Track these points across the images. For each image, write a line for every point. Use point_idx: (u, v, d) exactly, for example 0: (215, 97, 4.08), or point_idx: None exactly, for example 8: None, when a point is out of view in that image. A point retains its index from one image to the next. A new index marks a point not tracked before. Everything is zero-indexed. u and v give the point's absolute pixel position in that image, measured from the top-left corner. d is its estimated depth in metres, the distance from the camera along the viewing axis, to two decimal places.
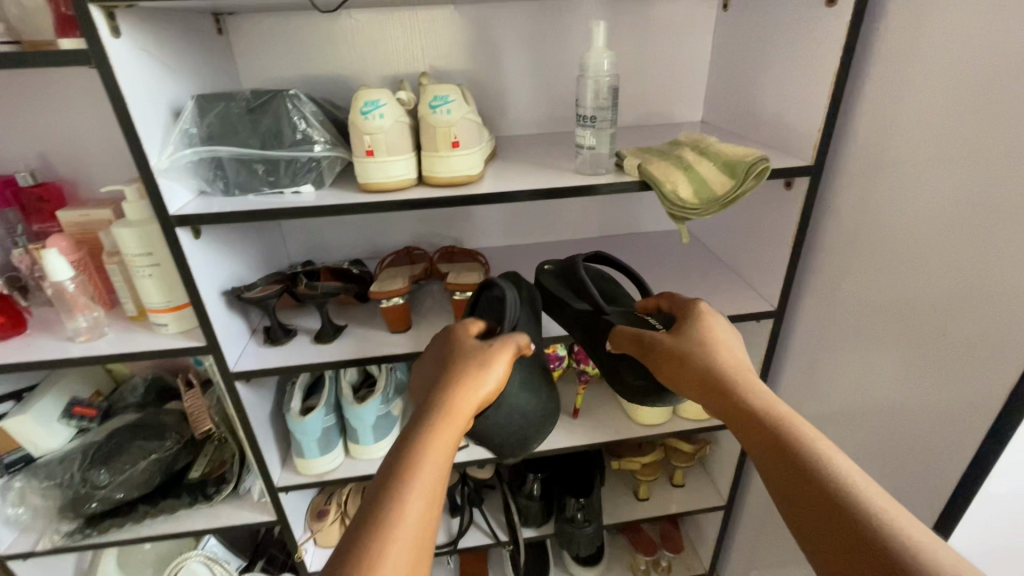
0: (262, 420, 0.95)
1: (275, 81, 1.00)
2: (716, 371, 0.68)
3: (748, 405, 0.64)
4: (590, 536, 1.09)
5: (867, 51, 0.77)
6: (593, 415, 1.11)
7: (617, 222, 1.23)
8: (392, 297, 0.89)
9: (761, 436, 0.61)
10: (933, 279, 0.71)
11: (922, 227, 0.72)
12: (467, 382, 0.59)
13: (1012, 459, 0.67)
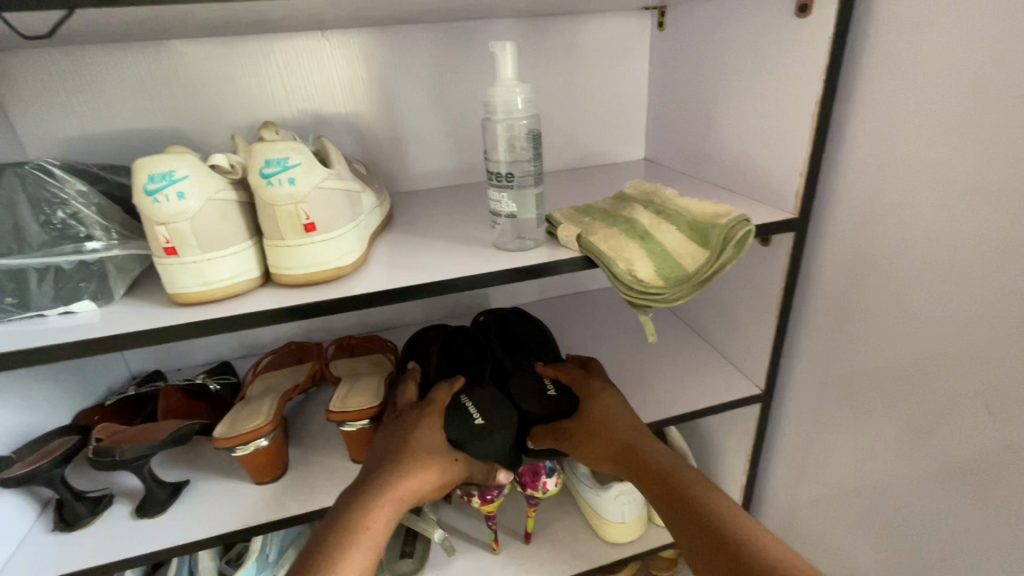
0: None
1: (75, 141, 0.72)
2: (629, 443, 0.63)
3: (654, 472, 0.60)
4: None
5: (852, 73, 0.61)
6: (553, 536, 0.87)
7: (558, 284, 1.02)
8: (250, 442, 0.62)
9: (678, 509, 0.57)
10: (982, 359, 0.54)
11: (957, 290, 0.55)
12: (403, 480, 0.55)
13: None
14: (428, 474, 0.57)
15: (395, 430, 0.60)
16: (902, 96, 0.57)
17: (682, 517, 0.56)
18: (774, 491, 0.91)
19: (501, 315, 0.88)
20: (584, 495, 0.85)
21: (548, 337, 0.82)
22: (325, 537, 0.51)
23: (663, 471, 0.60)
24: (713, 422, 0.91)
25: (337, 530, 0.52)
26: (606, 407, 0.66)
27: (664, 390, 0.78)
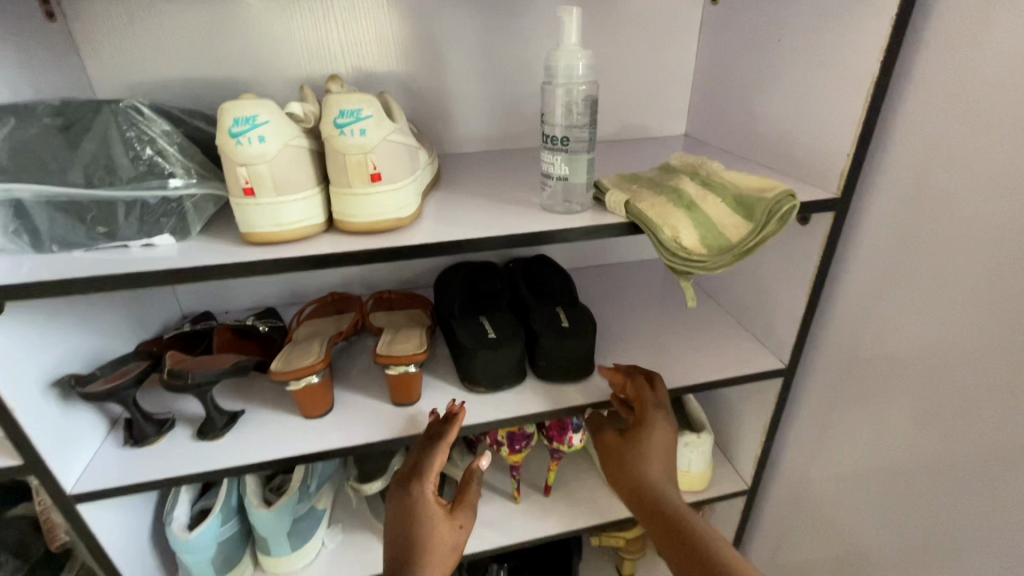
0: (131, 543, 0.71)
1: (141, 86, 0.76)
2: (663, 472, 0.69)
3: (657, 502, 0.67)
4: None
5: (910, 55, 0.61)
6: (570, 490, 0.92)
7: (589, 254, 1.05)
8: (302, 377, 0.67)
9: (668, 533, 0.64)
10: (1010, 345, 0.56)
11: (994, 278, 0.56)
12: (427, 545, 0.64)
13: None
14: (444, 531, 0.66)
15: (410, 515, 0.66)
16: (960, 73, 0.56)
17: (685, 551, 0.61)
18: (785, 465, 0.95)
19: (526, 264, 0.91)
20: None
21: (569, 283, 0.86)
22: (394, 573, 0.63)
23: (675, 506, 0.65)
24: (732, 396, 0.95)
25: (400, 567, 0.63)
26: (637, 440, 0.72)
27: (689, 361, 0.81)
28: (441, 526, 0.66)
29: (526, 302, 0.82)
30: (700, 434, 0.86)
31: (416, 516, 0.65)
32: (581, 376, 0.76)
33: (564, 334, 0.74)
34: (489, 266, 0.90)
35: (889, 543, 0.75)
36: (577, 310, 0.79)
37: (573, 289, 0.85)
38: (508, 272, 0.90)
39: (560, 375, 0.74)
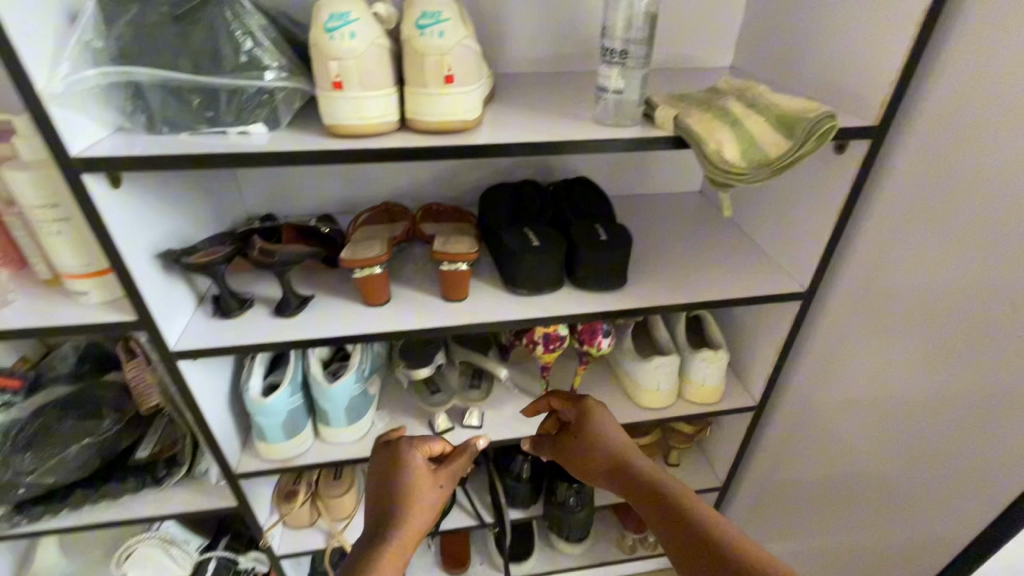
0: (214, 402, 0.82)
1: None
2: (620, 468, 0.76)
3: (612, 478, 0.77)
4: (582, 520, 1.04)
5: None
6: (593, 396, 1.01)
7: (626, 184, 1.09)
8: (367, 267, 0.75)
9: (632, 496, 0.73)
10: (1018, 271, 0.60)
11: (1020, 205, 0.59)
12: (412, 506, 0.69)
13: None
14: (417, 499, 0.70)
15: (387, 492, 0.71)
16: None
17: (664, 520, 0.68)
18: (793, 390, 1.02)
19: (567, 185, 0.97)
20: (625, 368, 0.99)
21: (609, 204, 0.91)
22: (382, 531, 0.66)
23: (646, 483, 0.73)
24: (750, 324, 1.01)
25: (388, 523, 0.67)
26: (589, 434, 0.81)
27: (714, 282, 0.86)
28: (415, 494, 0.70)
29: (567, 218, 0.88)
30: (716, 351, 0.94)
31: (391, 492, 0.70)
32: (613, 287, 0.83)
33: (602, 246, 0.80)
34: (532, 185, 0.95)
35: (880, 457, 0.82)
36: (614, 226, 0.85)
37: (612, 211, 0.91)
38: (550, 191, 0.95)
39: (594, 283, 0.82)
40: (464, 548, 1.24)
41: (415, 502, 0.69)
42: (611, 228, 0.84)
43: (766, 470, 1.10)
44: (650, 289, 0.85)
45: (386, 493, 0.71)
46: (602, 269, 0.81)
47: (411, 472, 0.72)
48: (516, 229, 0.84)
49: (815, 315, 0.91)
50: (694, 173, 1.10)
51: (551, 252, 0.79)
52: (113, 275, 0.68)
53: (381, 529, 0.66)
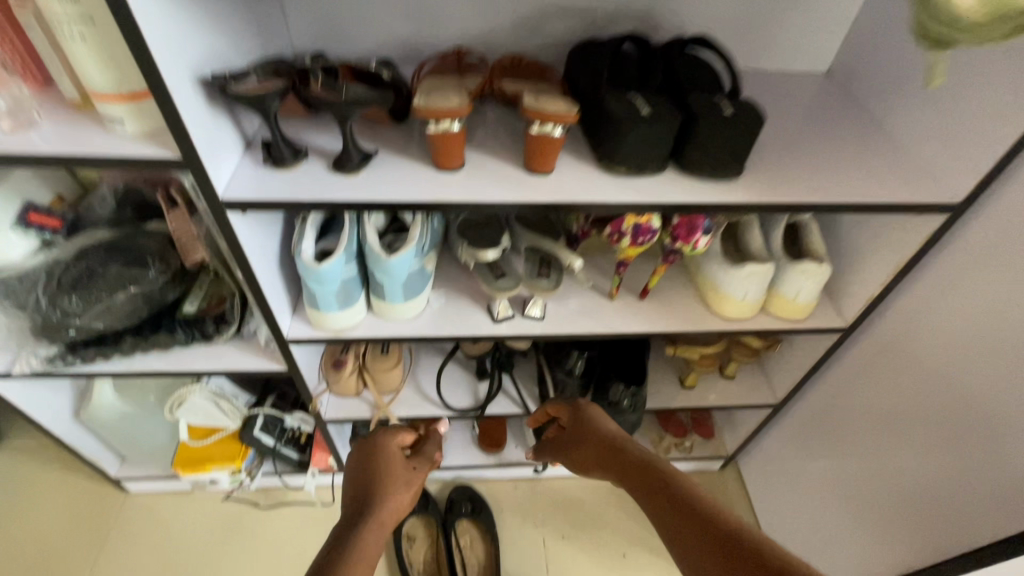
0: (264, 263, 0.75)
1: None
2: (601, 455, 0.87)
3: (612, 462, 0.85)
4: (631, 422, 1.01)
5: None
6: (666, 299, 0.93)
7: (741, 54, 0.90)
8: (443, 121, 0.63)
9: (634, 471, 0.81)
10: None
11: None
12: (391, 484, 0.78)
13: None
14: (394, 481, 0.79)
15: (376, 467, 0.81)
16: None
17: (642, 488, 0.79)
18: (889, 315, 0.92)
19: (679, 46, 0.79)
20: (707, 273, 0.89)
21: (731, 73, 0.74)
22: (369, 499, 0.75)
23: (627, 460, 0.83)
24: (860, 238, 0.88)
25: (373, 496, 0.76)
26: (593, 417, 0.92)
27: (845, 185, 0.72)
28: (397, 472, 0.80)
29: (680, 86, 0.72)
30: (819, 265, 0.83)
31: (382, 467, 0.81)
32: (727, 175, 0.70)
33: (725, 123, 0.66)
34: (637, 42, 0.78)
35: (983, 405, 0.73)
36: (739, 101, 0.70)
37: (734, 82, 0.74)
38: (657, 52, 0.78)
39: (706, 168, 0.69)
40: (501, 429, 1.25)
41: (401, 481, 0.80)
42: (736, 101, 0.69)
43: (832, 396, 1.03)
44: (768, 183, 0.72)
45: (374, 468, 0.81)
46: (719, 152, 0.67)
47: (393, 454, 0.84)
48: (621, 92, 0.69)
49: (951, 235, 0.78)
50: (828, 47, 0.90)
51: (663, 123, 0.65)
52: (151, 101, 0.58)
53: (372, 496, 0.76)
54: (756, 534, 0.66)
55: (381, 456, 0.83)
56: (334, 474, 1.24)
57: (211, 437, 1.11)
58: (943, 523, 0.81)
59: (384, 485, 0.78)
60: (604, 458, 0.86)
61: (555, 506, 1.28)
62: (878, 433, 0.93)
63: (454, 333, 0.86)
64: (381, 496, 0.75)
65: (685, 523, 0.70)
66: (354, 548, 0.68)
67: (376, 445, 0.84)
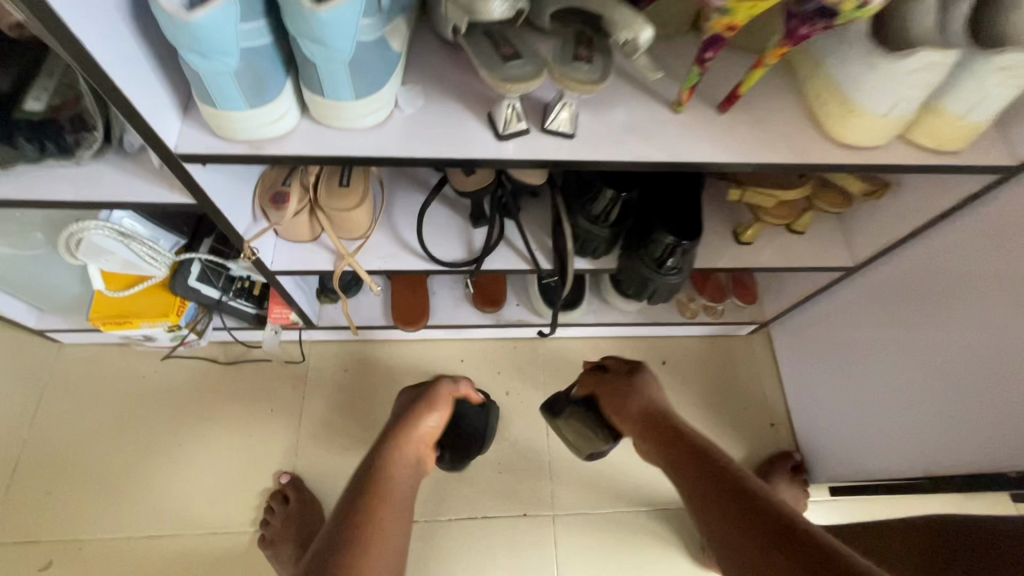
0: (87, 7, 0.41)
1: None
2: (668, 437, 0.74)
3: (684, 440, 0.72)
4: (669, 287, 0.78)
5: None
6: (758, 115, 0.61)
7: None
8: None
9: (697, 464, 0.67)
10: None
11: None
12: (397, 444, 0.74)
13: None
14: (403, 437, 0.75)
15: (418, 403, 0.80)
16: None
17: (674, 453, 0.71)
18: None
19: None
20: (841, 73, 0.56)
21: None
22: (371, 470, 0.71)
23: (698, 449, 0.69)
24: None
25: (374, 468, 0.71)
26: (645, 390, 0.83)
27: None
28: (406, 426, 0.76)
29: None
30: None
31: (406, 419, 0.77)
32: None
33: None
34: None
35: None
36: None
37: None
38: None
39: None
40: (500, 290, 1.02)
41: (445, 412, 0.80)
42: None
43: (941, 262, 0.78)
44: None
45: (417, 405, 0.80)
46: None
47: (443, 389, 0.82)
48: None
49: None
50: None
51: None
52: None
53: (390, 462, 0.72)
54: (831, 540, 0.52)
55: (401, 418, 0.79)
56: (301, 330, 1.04)
57: (134, 287, 0.87)
58: None
59: (393, 451, 0.73)
60: (674, 437, 0.73)
61: (558, 370, 1.13)
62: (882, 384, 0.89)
63: (436, 155, 0.56)
64: (383, 464, 0.71)
65: (736, 520, 0.58)
66: (352, 522, 0.62)
67: (409, 404, 0.83)
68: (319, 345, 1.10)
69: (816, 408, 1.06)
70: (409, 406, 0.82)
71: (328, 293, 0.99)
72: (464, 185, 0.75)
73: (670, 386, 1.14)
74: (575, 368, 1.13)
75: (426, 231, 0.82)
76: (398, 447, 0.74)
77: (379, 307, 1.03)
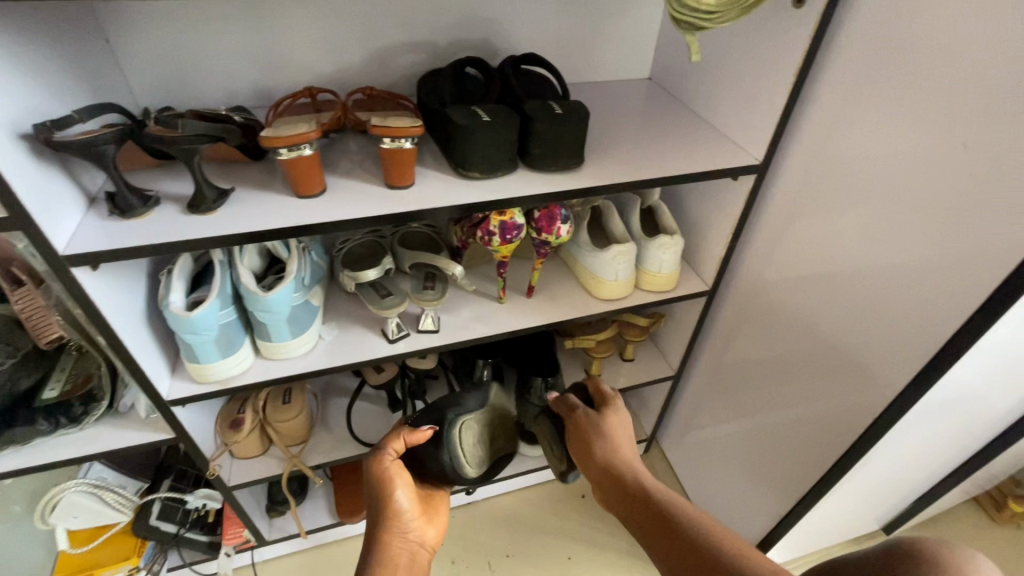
0: (128, 321, 0.70)
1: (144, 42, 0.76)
2: (607, 470, 0.75)
3: (672, 517, 0.64)
4: None
5: None
6: (552, 293, 0.98)
7: (575, 66, 1.01)
8: (294, 147, 0.65)
9: (663, 536, 0.63)
10: (1004, 105, 0.56)
11: (974, 58, 0.58)
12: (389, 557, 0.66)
13: (1004, 326, 0.64)
14: (395, 506, 0.69)
15: (376, 499, 0.71)
16: None
17: (665, 534, 0.63)
18: (730, 284, 1.04)
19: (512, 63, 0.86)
20: (585, 261, 0.96)
21: (561, 80, 0.83)
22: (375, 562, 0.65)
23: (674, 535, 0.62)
24: (701, 211, 1.01)
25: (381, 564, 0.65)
26: (602, 432, 0.79)
27: (673, 160, 0.83)
28: (392, 483, 0.71)
29: (517, 98, 0.80)
30: (673, 236, 0.94)
31: (378, 482, 0.71)
32: (569, 167, 0.78)
33: (557, 117, 0.74)
34: (478, 64, 0.85)
35: (826, 330, 0.83)
36: (568, 101, 0.78)
37: (564, 89, 0.83)
38: (495, 69, 0.85)
39: (547, 160, 0.76)
40: None
41: (400, 481, 0.71)
42: (563, 106, 0.76)
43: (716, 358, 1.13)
44: (608, 164, 0.81)
45: (378, 504, 0.70)
46: (556, 148, 0.75)
47: (384, 457, 0.72)
48: (456, 111, 0.74)
49: (765, 195, 0.90)
50: (640, 60, 1.05)
51: (504, 133, 0.72)
52: None
53: (392, 543, 0.67)
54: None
55: (385, 487, 0.71)
56: (254, 550, 1.14)
57: (97, 539, 0.99)
58: (805, 485, 0.95)
59: (389, 510, 0.69)
60: (658, 514, 0.65)
61: (495, 526, 1.27)
62: (733, 457, 1.15)
63: (351, 361, 0.86)
64: None
65: None
66: None
67: (369, 481, 0.72)
68: (271, 563, 1.17)
69: (709, 499, 1.27)
70: (371, 486, 0.72)
71: (276, 507, 1.12)
72: (379, 379, 1.03)
73: (594, 516, 1.31)
74: (510, 521, 1.28)
75: (355, 422, 1.06)
76: (391, 523, 0.69)
77: (324, 507, 1.17)
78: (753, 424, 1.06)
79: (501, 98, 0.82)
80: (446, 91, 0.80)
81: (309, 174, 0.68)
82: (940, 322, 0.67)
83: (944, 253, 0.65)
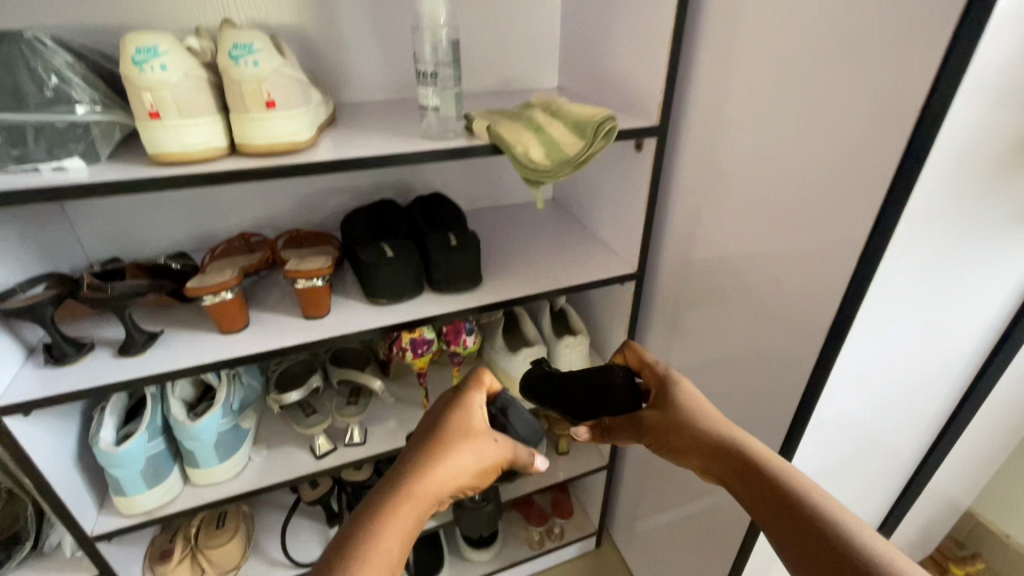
0: (56, 462, 0.75)
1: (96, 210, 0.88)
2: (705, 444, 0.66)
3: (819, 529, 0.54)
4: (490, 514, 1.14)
5: (692, 38, 0.80)
6: None
7: (484, 194, 1.18)
8: (218, 293, 0.76)
9: (793, 531, 0.55)
10: (790, 226, 0.70)
11: (762, 190, 0.74)
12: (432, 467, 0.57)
13: (835, 400, 0.74)
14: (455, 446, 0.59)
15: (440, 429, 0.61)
16: (727, 47, 0.75)
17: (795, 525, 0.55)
18: None
19: (421, 201, 1.01)
20: (501, 365, 1.06)
21: (461, 214, 0.98)
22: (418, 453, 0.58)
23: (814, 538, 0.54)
24: (603, 310, 1.13)
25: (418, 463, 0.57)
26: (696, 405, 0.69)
27: (562, 273, 0.96)
28: (469, 426, 0.61)
29: (422, 232, 0.93)
30: (577, 336, 1.05)
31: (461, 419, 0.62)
32: (468, 288, 0.89)
33: (451, 249, 0.87)
34: (391, 204, 1.00)
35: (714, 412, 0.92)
36: (464, 232, 0.92)
37: (464, 221, 0.97)
38: (407, 207, 1.00)
39: (447, 284, 0.88)
40: None
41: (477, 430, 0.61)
42: (458, 237, 0.89)
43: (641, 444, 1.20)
44: (505, 281, 0.93)
45: (437, 434, 0.60)
46: (454, 273, 0.87)
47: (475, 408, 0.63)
48: (364, 249, 0.86)
49: (650, 295, 1.04)
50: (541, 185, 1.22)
51: (406, 265, 0.85)
52: None
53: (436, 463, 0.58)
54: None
55: (457, 425, 0.61)
56: None
57: None
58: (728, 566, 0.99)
59: (451, 446, 0.59)
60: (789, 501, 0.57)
61: None
62: (669, 543, 1.18)
63: (278, 481, 0.90)
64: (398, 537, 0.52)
65: None
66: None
67: (445, 409, 0.64)
68: None
69: None
70: (447, 411, 0.63)
71: None
72: (315, 494, 1.07)
73: None
74: None
75: (292, 541, 1.07)
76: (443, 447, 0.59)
77: None
78: (679, 507, 1.11)
79: (410, 232, 0.95)
80: (361, 230, 0.93)
81: (231, 315, 0.78)
82: (787, 402, 0.77)
83: (776, 345, 0.76)
